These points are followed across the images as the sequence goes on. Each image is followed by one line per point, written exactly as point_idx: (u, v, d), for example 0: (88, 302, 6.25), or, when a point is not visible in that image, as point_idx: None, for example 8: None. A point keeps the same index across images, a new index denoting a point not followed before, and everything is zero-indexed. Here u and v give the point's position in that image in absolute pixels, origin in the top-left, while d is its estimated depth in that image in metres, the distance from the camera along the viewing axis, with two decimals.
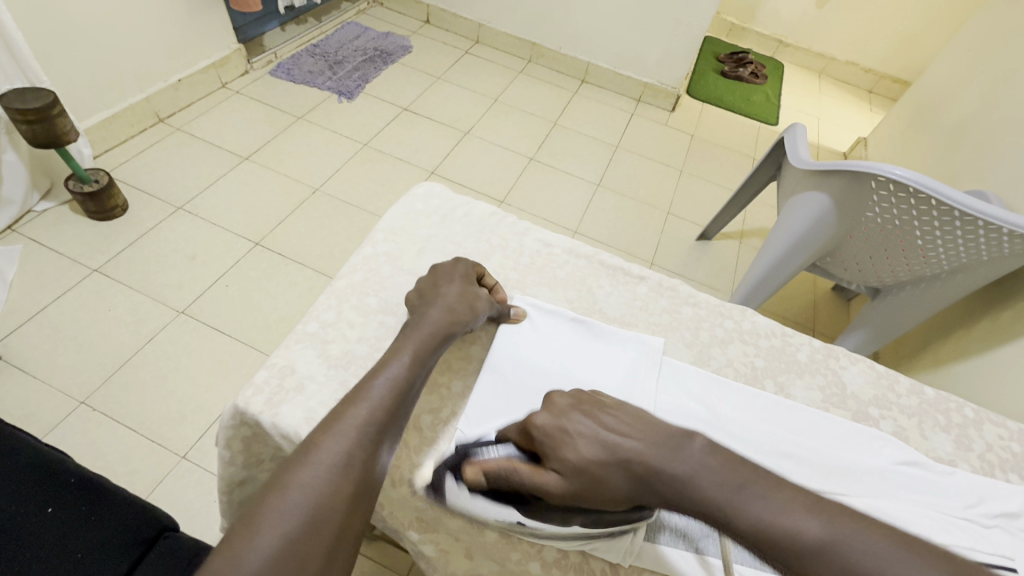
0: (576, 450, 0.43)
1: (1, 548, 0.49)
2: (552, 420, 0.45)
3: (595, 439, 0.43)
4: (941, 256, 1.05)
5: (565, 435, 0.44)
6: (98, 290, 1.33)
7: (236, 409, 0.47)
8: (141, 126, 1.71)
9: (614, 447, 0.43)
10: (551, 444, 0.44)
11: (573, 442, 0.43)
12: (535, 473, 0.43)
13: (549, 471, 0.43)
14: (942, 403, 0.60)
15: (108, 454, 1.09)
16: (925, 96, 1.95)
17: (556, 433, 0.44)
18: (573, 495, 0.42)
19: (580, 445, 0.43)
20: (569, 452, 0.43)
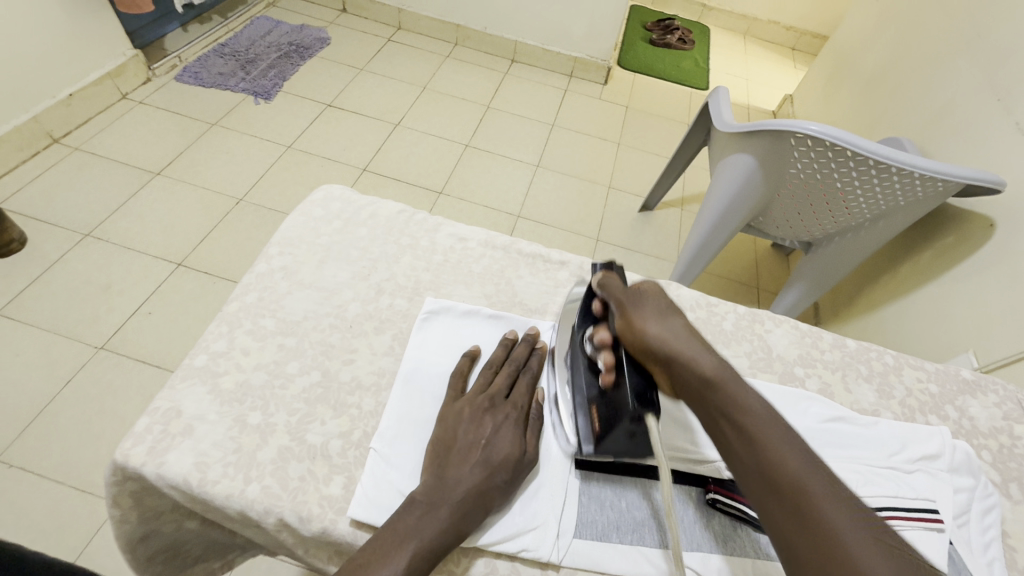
0: (661, 308, 0.47)
1: None
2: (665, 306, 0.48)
3: (676, 309, 0.48)
4: (862, 205, 1.08)
5: (670, 314, 0.47)
6: (0, 335, 1.21)
7: (114, 464, 0.42)
8: (33, 149, 1.56)
9: (686, 325, 0.46)
10: (658, 312, 0.47)
11: (670, 306, 0.48)
12: (634, 311, 0.47)
13: (645, 318, 0.46)
14: (863, 353, 0.61)
15: (31, 512, 1.00)
16: (842, 49, 2.00)
17: (664, 309, 0.47)
18: (652, 339, 0.45)
19: (668, 307, 0.48)
20: (660, 304, 0.48)
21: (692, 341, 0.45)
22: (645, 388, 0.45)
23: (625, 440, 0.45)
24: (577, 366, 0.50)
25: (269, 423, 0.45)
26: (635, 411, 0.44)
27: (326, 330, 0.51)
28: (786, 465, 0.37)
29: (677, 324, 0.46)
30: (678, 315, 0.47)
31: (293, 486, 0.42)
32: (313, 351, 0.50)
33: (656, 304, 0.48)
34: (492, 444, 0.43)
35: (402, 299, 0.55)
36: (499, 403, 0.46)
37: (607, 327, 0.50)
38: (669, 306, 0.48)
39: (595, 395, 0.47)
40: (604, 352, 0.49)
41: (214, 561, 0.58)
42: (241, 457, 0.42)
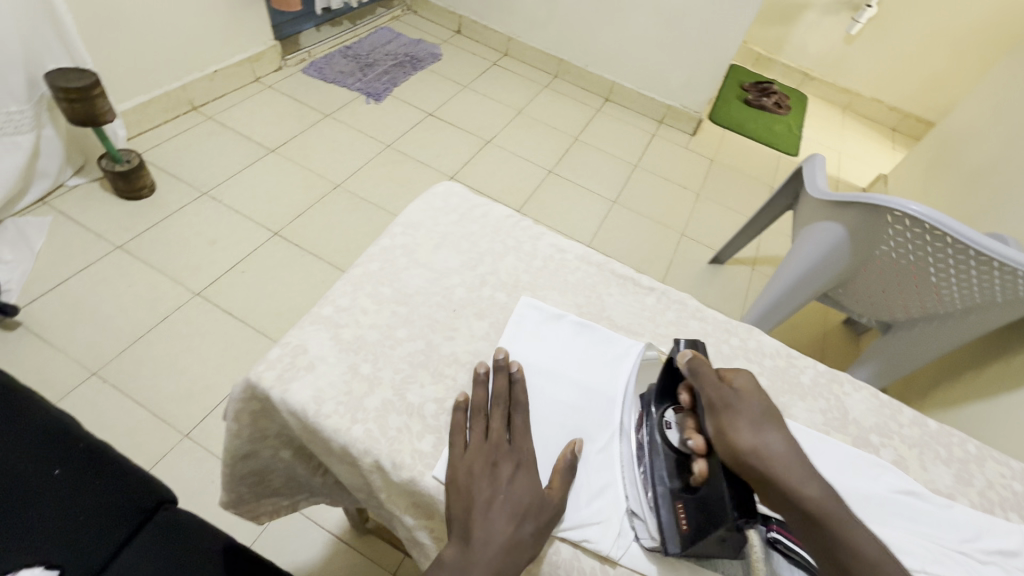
0: (758, 414, 0.43)
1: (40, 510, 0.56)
2: (764, 410, 0.44)
3: (773, 415, 0.44)
4: (954, 295, 1.03)
5: (768, 423, 0.43)
6: (120, 265, 1.36)
7: (247, 382, 0.48)
8: (176, 113, 1.77)
9: (782, 436, 0.43)
10: (755, 423, 0.43)
11: (764, 408, 0.44)
12: (729, 413, 0.43)
13: (740, 427, 0.42)
14: (944, 436, 0.59)
15: (114, 426, 1.11)
16: (949, 138, 1.94)
17: (761, 417, 0.43)
18: (749, 451, 0.41)
19: (764, 416, 0.44)
20: (755, 409, 0.44)
21: (795, 462, 0.41)
22: (744, 496, 0.41)
23: (715, 544, 0.41)
24: (658, 459, 0.46)
25: (376, 376, 0.50)
26: (734, 521, 0.40)
27: (433, 307, 0.57)
28: None
29: (774, 436, 0.42)
30: (772, 418, 0.44)
31: (391, 434, 0.47)
32: (420, 322, 0.55)
33: (750, 409, 0.44)
34: (509, 490, 0.43)
35: (502, 293, 0.60)
36: (505, 450, 0.46)
37: (696, 426, 0.46)
38: (766, 407, 0.44)
39: (684, 494, 0.43)
40: (696, 455, 0.44)
41: (287, 497, 0.65)
42: (350, 399, 0.48)
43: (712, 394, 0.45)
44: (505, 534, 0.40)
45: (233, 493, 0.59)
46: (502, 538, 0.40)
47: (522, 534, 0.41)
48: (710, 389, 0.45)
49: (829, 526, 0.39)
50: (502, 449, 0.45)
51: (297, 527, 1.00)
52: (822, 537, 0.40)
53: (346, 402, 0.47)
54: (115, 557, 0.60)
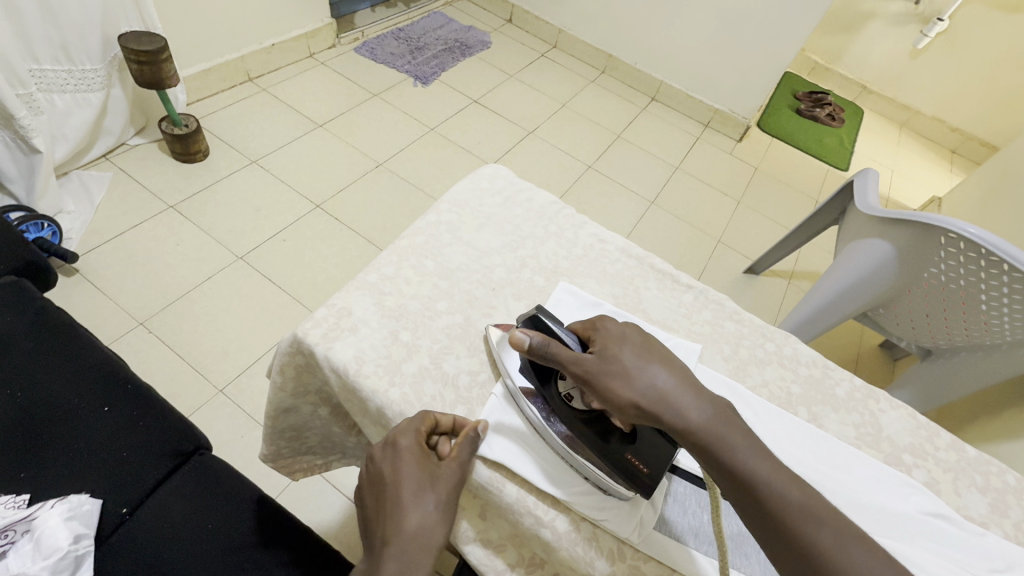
0: (628, 357, 0.42)
1: (77, 445, 0.64)
2: (634, 355, 0.43)
3: (641, 348, 0.43)
4: (1004, 327, 0.98)
5: (639, 369, 0.42)
6: (171, 224, 1.43)
7: (294, 337, 0.50)
8: (233, 83, 1.83)
9: (651, 370, 0.42)
10: (627, 374, 0.42)
11: (628, 346, 0.43)
12: (602, 378, 0.42)
13: (619, 388, 0.41)
14: (982, 464, 0.57)
15: (155, 374, 1.17)
16: (1014, 164, 1.85)
17: (630, 367, 0.42)
18: (638, 407, 0.41)
19: (630, 357, 0.42)
20: (616, 353, 0.43)
21: (675, 397, 0.41)
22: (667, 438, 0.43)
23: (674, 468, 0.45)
24: (575, 428, 0.45)
25: (415, 343, 0.52)
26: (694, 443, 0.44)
27: (474, 284, 0.58)
28: (806, 538, 0.36)
29: (644, 372, 0.42)
30: (642, 351, 0.43)
31: (426, 399, 0.48)
32: (460, 297, 0.56)
33: (623, 363, 0.42)
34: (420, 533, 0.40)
35: (540, 277, 0.61)
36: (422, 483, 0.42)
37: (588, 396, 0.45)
38: (631, 344, 0.44)
39: (625, 445, 0.44)
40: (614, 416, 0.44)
41: (318, 456, 0.68)
42: (390, 363, 0.50)
43: (581, 364, 0.43)
44: (395, 526, 0.40)
45: (269, 446, 0.62)
46: (390, 527, 0.40)
47: (413, 528, 0.40)
48: (578, 360, 0.43)
49: (717, 450, 0.39)
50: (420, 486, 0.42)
51: (316, 490, 1.04)
52: (713, 461, 0.39)
53: (385, 366, 0.49)
54: (151, 494, 0.65)
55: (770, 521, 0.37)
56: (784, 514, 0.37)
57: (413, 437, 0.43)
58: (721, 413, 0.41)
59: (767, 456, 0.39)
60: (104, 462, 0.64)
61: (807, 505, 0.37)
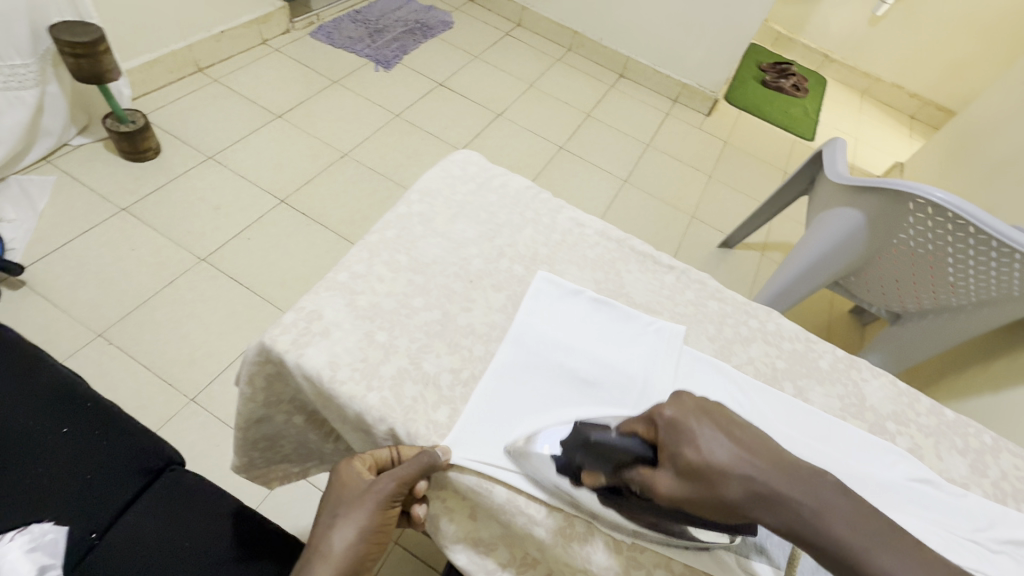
0: (705, 450, 0.36)
1: (33, 466, 0.59)
2: (715, 458, 0.35)
3: (718, 439, 0.36)
4: (970, 287, 1.02)
5: (723, 471, 0.35)
6: (125, 228, 1.35)
7: (262, 345, 0.47)
8: (181, 74, 1.72)
9: (738, 470, 0.34)
10: (710, 482, 0.35)
11: (701, 443, 0.36)
12: (687, 493, 0.36)
13: (709, 503, 0.35)
14: (961, 426, 0.58)
15: (119, 387, 1.11)
16: (971, 127, 1.90)
17: (713, 472, 0.35)
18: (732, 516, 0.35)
19: (711, 457, 0.35)
20: (690, 460, 0.35)
21: (773, 497, 0.34)
22: None
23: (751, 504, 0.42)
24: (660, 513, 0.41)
25: (392, 343, 0.49)
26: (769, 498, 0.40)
27: (450, 277, 0.55)
28: None
29: (729, 472, 0.35)
30: (716, 432, 0.36)
31: (406, 403, 0.46)
32: (437, 292, 0.54)
33: (706, 474, 0.35)
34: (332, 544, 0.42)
35: (519, 266, 0.58)
36: (351, 500, 0.43)
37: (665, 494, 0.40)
38: (704, 437, 0.36)
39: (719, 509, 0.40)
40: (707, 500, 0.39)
41: (296, 463, 0.65)
42: (366, 366, 0.47)
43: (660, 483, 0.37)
44: (317, 536, 0.43)
45: (243, 457, 0.60)
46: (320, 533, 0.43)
47: (326, 544, 0.42)
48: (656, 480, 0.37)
49: (830, 550, 0.33)
50: (351, 502, 0.43)
51: (299, 494, 1.01)
52: (831, 565, 0.33)
53: (361, 369, 0.47)
54: (122, 514, 0.61)
55: None
56: None
57: (358, 462, 0.44)
58: (820, 500, 0.34)
59: (876, 533, 0.33)
60: (65, 485, 0.59)
61: None
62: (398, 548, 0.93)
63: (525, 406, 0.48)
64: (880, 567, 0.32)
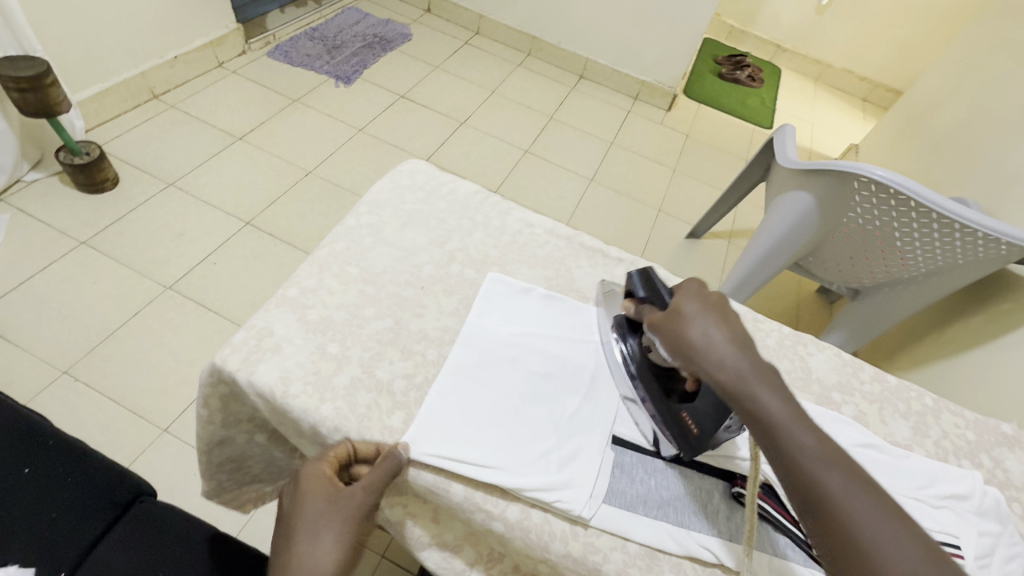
0: (690, 312, 0.44)
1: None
2: (693, 311, 0.44)
3: (707, 305, 0.44)
4: (918, 258, 1.07)
5: (689, 318, 0.44)
6: (85, 262, 1.33)
7: (212, 366, 0.47)
8: (136, 102, 1.71)
9: (703, 322, 0.43)
10: (678, 322, 0.44)
11: (694, 298, 0.45)
12: (664, 328, 0.45)
13: (671, 338, 0.44)
14: (902, 391, 0.61)
15: (88, 424, 1.09)
16: (917, 105, 1.97)
17: (685, 315, 0.44)
18: (680, 353, 0.43)
19: (690, 306, 0.44)
20: (677, 304, 0.45)
21: (716, 345, 0.41)
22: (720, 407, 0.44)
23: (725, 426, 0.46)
24: (642, 380, 0.50)
25: (345, 355, 0.50)
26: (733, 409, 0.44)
27: (402, 285, 0.56)
28: (820, 484, 0.35)
29: (696, 321, 0.43)
30: (699, 303, 0.45)
31: (360, 411, 0.47)
32: (388, 301, 0.55)
33: (682, 315, 0.44)
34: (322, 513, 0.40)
35: (470, 269, 0.60)
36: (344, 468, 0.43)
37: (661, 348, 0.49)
38: (698, 299, 0.45)
39: (682, 404, 0.47)
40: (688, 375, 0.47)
41: (265, 484, 0.65)
42: (319, 379, 0.48)
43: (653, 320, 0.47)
44: (301, 510, 0.40)
45: (208, 481, 0.59)
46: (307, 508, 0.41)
47: (321, 513, 0.40)
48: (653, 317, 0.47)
49: (739, 394, 0.39)
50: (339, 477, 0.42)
51: None
52: (738, 408, 0.40)
53: (312, 382, 0.47)
54: (91, 550, 0.60)
55: (786, 465, 0.37)
56: (795, 452, 0.37)
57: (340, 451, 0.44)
58: (761, 370, 0.40)
59: (796, 407, 0.39)
60: (30, 528, 0.58)
61: (821, 451, 0.36)
62: (384, 560, 0.93)
63: (475, 403, 0.49)
64: (783, 417, 0.38)
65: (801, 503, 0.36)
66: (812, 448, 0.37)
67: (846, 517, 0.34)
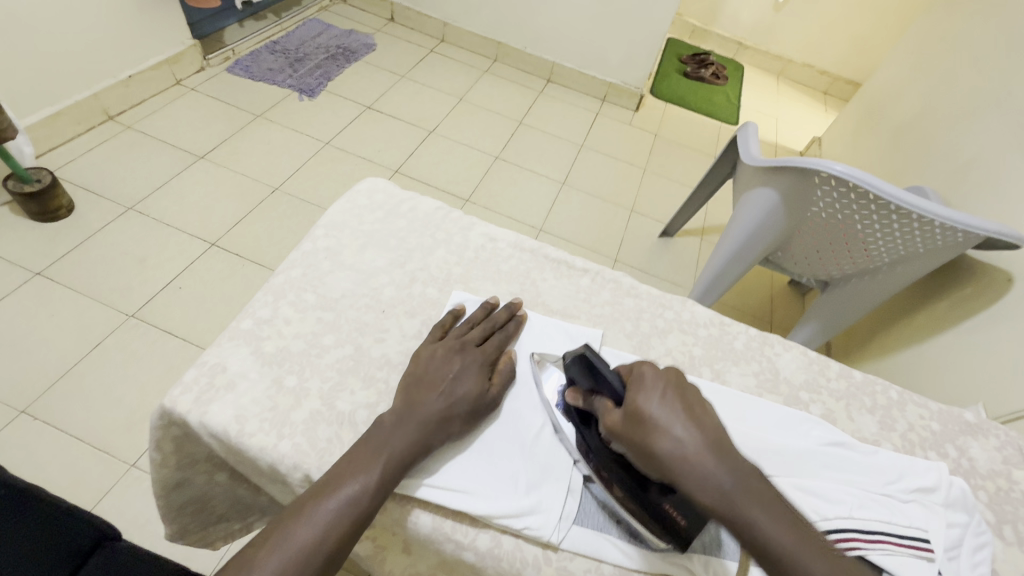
0: (657, 418, 0.41)
1: None
2: (660, 417, 0.41)
3: (670, 405, 0.42)
4: (881, 248, 1.09)
5: (659, 428, 0.40)
6: (41, 293, 1.27)
7: (162, 408, 0.45)
8: (90, 124, 1.65)
9: (674, 431, 0.40)
10: (646, 432, 0.41)
11: (653, 399, 0.42)
12: (629, 434, 0.42)
13: (642, 449, 0.41)
14: (868, 385, 0.62)
15: (51, 464, 1.05)
16: (874, 97, 2.03)
17: (653, 425, 0.41)
18: (656, 466, 0.40)
19: (656, 410, 0.41)
20: (639, 407, 0.42)
21: (697, 462, 0.39)
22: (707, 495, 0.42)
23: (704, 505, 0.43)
24: (614, 478, 0.44)
25: (303, 387, 0.48)
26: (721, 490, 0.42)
27: (361, 310, 0.55)
28: None
29: (665, 430, 0.40)
30: (664, 403, 0.42)
31: (321, 446, 0.45)
32: (348, 327, 0.53)
33: (649, 425, 0.41)
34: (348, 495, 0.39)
35: (433, 288, 0.59)
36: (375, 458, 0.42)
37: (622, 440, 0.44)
38: (658, 396, 0.42)
39: (666, 498, 0.43)
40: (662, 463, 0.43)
41: (233, 521, 0.63)
42: (276, 414, 0.46)
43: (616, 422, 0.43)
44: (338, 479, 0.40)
45: (170, 524, 0.57)
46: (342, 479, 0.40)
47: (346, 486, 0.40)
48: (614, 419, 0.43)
49: (732, 516, 0.37)
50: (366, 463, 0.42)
51: None
52: (734, 530, 0.37)
53: (269, 418, 0.46)
54: None
55: None
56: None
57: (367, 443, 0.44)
58: (746, 483, 0.38)
59: (786, 522, 0.38)
60: None
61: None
62: None
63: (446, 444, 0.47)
64: (782, 541, 0.36)
65: None
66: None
67: None
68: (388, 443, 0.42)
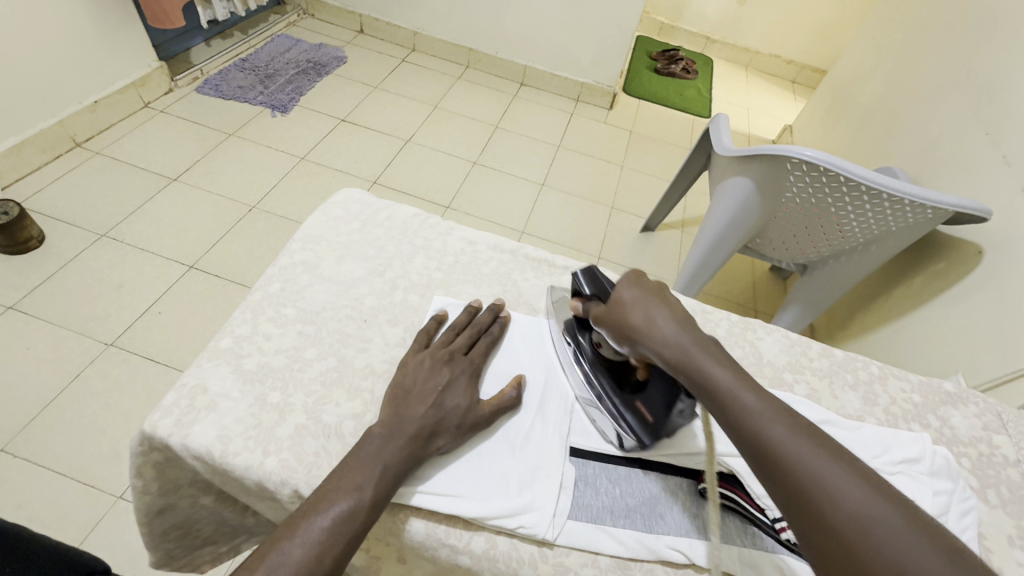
0: (628, 299, 0.49)
1: None
2: (632, 299, 0.49)
3: (647, 294, 0.49)
4: (855, 229, 1.12)
5: (629, 306, 0.48)
6: (13, 328, 1.24)
7: (142, 434, 0.44)
8: (57, 152, 1.62)
9: (642, 306, 0.48)
10: (620, 310, 0.49)
11: (631, 288, 0.50)
12: (609, 320, 0.50)
13: (616, 326, 0.49)
14: (849, 363, 0.63)
15: (35, 501, 1.02)
16: (840, 83, 2.07)
17: (625, 303, 0.49)
18: (625, 339, 0.48)
19: (629, 294, 0.49)
20: (618, 295, 0.50)
21: (655, 327, 0.46)
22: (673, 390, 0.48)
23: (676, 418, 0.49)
24: (598, 376, 0.52)
25: (287, 402, 0.47)
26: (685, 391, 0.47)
27: (343, 321, 0.54)
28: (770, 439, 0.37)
29: (634, 306, 0.48)
30: (639, 291, 0.50)
31: (308, 460, 0.44)
32: (330, 339, 0.53)
33: (622, 303, 0.49)
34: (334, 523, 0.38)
35: (414, 295, 0.58)
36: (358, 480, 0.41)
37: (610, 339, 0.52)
38: (636, 287, 0.50)
39: (636, 393, 0.50)
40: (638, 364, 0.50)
41: (223, 544, 0.62)
42: (260, 432, 0.45)
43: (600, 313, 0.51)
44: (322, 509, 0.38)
45: (155, 553, 0.56)
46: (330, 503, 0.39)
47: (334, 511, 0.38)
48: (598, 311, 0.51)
49: (681, 361, 0.44)
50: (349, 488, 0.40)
51: None
52: (684, 375, 0.43)
53: (253, 435, 0.45)
54: None
55: (736, 425, 0.39)
56: (744, 412, 0.39)
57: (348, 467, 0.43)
58: (701, 344, 0.44)
59: (735, 374, 0.42)
60: None
61: (765, 410, 0.39)
62: None
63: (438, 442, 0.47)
64: (723, 380, 0.41)
65: (753, 459, 0.38)
66: (754, 406, 0.39)
67: (796, 467, 0.36)
68: (378, 452, 0.42)
